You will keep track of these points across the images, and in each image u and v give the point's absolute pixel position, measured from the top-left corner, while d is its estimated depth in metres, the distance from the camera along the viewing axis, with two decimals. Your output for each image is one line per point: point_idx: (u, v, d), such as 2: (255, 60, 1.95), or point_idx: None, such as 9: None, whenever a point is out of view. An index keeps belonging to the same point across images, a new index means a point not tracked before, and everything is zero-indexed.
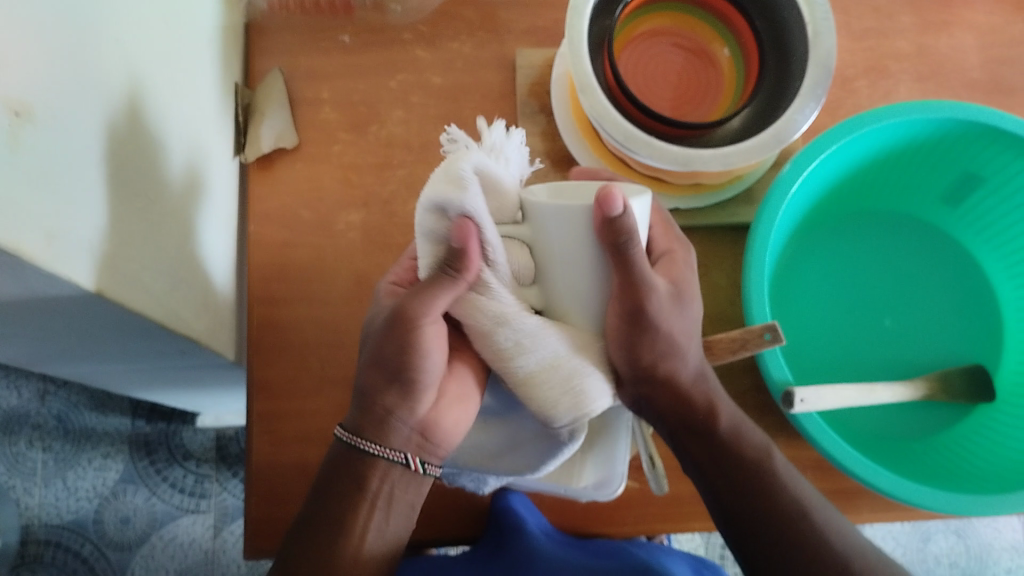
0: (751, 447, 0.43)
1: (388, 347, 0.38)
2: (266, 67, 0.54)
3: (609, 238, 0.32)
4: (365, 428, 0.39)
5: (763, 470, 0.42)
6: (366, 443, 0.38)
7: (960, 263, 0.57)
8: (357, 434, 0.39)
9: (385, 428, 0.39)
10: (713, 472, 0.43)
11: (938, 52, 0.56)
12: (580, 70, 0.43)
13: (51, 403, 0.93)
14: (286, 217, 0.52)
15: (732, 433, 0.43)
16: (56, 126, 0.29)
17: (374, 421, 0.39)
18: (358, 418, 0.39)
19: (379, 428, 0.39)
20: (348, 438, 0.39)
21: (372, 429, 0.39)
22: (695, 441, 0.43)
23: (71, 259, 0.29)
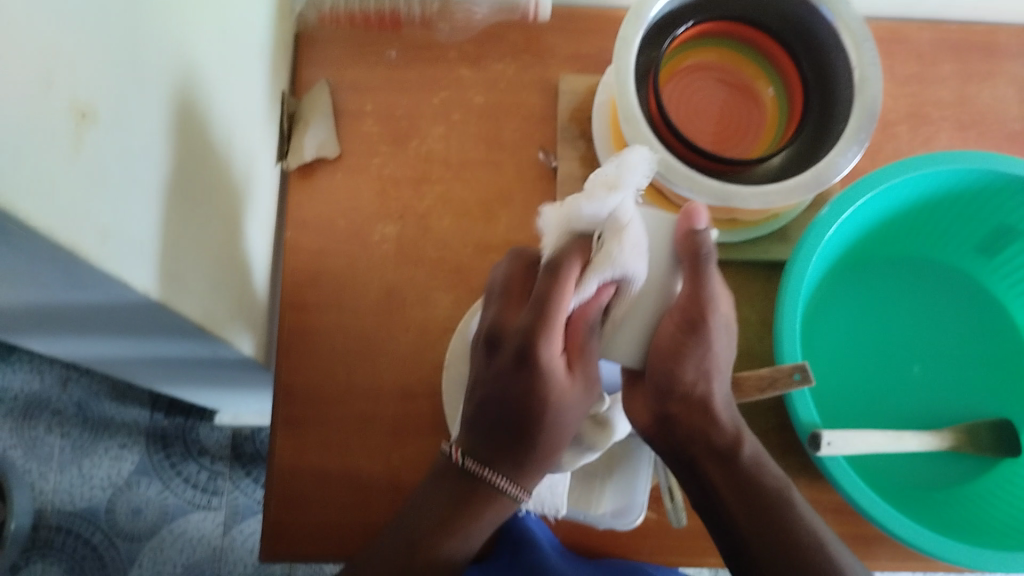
0: (772, 479, 0.43)
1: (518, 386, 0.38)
2: (313, 77, 0.55)
3: (687, 250, 0.40)
4: (490, 463, 0.41)
5: (780, 511, 0.41)
6: (494, 476, 0.41)
7: (992, 316, 0.57)
8: (481, 465, 0.41)
9: (514, 466, 0.41)
10: (738, 501, 0.42)
11: (980, 101, 0.56)
12: (625, 100, 0.43)
13: (72, 390, 0.94)
14: (322, 226, 0.52)
15: (753, 463, 0.43)
16: (117, 128, 0.30)
17: (499, 458, 0.40)
18: (482, 451, 0.41)
19: (501, 461, 0.40)
20: (471, 467, 0.41)
21: (500, 465, 0.41)
22: (716, 465, 0.43)
23: (121, 259, 0.30)
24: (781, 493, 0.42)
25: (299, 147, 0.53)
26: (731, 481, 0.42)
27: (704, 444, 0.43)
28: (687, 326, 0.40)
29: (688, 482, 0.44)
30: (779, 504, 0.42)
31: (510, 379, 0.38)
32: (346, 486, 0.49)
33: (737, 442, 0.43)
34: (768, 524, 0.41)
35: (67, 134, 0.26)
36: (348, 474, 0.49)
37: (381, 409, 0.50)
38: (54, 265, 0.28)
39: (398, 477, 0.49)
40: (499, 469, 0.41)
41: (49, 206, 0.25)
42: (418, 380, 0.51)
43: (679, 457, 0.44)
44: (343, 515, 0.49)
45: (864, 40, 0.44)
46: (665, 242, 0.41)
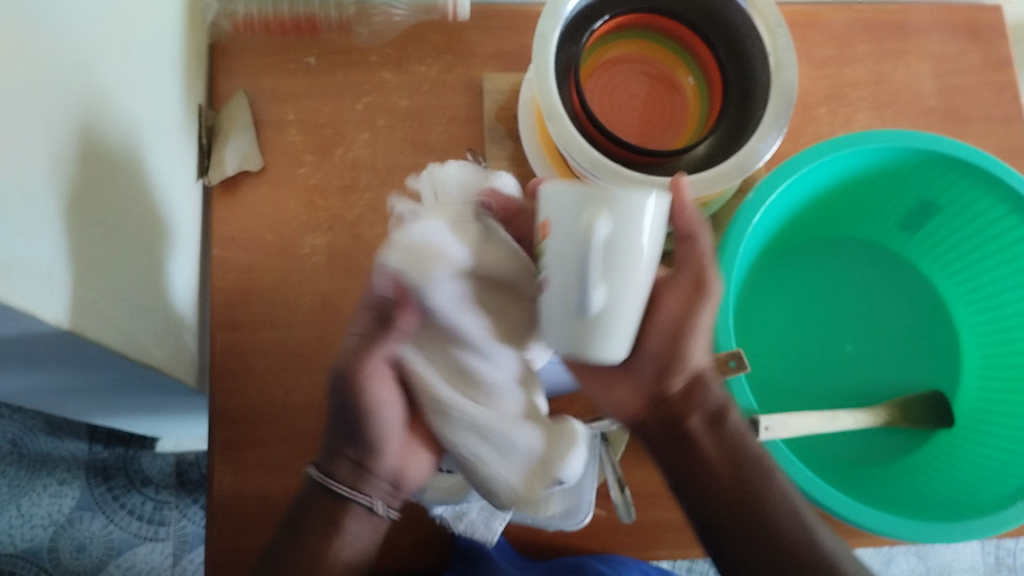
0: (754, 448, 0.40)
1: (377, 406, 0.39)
2: (231, 89, 0.53)
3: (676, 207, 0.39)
4: (347, 477, 0.40)
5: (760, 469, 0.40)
6: (339, 485, 0.39)
7: (918, 290, 0.58)
8: (342, 483, 0.39)
9: (365, 479, 0.40)
10: (724, 472, 0.39)
11: (896, 81, 0.58)
12: (546, 97, 0.43)
13: (6, 428, 0.91)
14: (248, 241, 0.51)
15: (741, 429, 0.40)
16: (13, 155, 0.28)
17: (356, 474, 0.40)
18: (339, 465, 0.40)
19: (347, 469, 0.40)
20: (328, 483, 0.40)
21: (352, 479, 0.39)
22: (703, 437, 0.40)
23: (26, 291, 0.29)
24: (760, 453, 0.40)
25: (220, 161, 0.52)
26: (720, 450, 0.40)
27: (701, 414, 0.40)
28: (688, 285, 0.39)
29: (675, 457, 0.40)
30: (757, 469, 0.40)
31: (356, 400, 0.38)
32: (290, 507, 0.48)
33: (724, 406, 0.40)
34: (749, 503, 0.39)
35: None
36: (292, 494, 0.48)
37: (321, 424, 0.49)
38: None
39: None
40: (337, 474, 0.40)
41: None
42: None
43: (668, 429, 0.40)
44: None
45: (778, 26, 0.45)
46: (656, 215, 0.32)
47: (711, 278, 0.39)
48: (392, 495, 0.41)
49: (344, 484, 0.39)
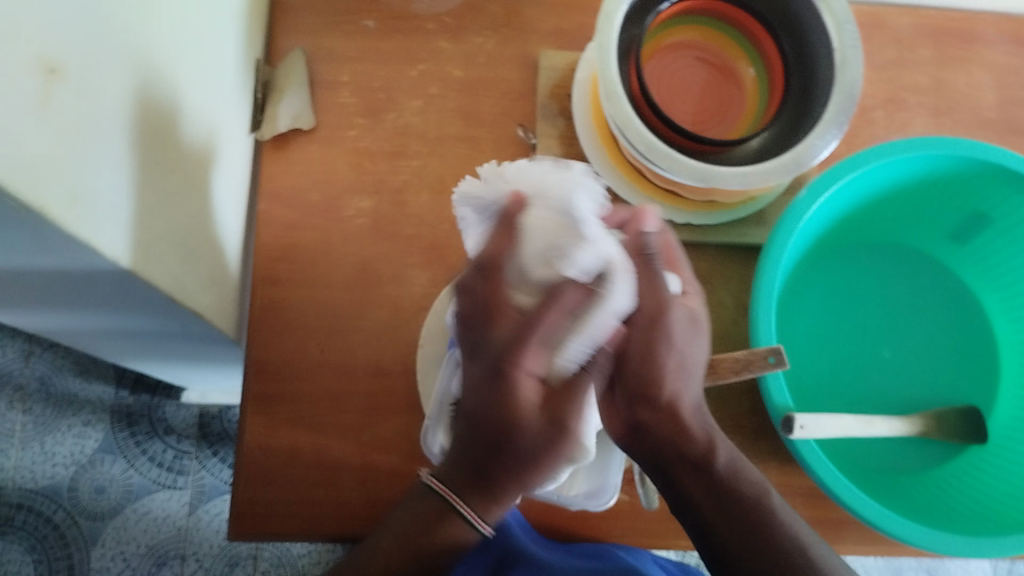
0: (747, 485, 0.39)
1: (528, 452, 0.36)
2: (287, 47, 0.53)
3: (639, 248, 0.38)
4: (480, 509, 0.39)
5: (756, 505, 0.39)
6: (481, 523, 0.39)
7: (962, 301, 0.58)
8: (470, 509, 0.39)
9: (496, 510, 0.39)
10: (709, 507, 0.39)
11: (956, 89, 0.57)
12: (606, 75, 0.43)
13: (35, 366, 0.93)
14: (295, 198, 0.51)
15: (728, 469, 0.39)
16: (84, 88, 0.29)
17: (489, 505, 0.38)
18: (467, 491, 0.38)
19: (485, 503, 0.38)
20: (449, 498, 0.39)
21: (485, 509, 0.39)
22: (689, 476, 0.39)
23: (91, 224, 0.29)
24: (756, 490, 0.39)
25: (273, 116, 0.52)
26: (706, 494, 0.39)
27: (677, 454, 0.39)
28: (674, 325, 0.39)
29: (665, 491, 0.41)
30: (747, 504, 0.39)
31: (535, 441, 0.36)
32: (316, 467, 0.48)
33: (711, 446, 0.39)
34: (745, 531, 0.38)
35: (35, 89, 0.25)
36: (320, 450, 0.48)
37: (354, 385, 0.49)
38: (20, 228, 0.27)
39: (368, 458, 0.49)
40: (471, 500, 0.38)
41: (11, 158, 0.24)
42: (391, 356, 0.50)
43: (658, 467, 0.40)
44: (312, 493, 0.48)
45: (845, 23, 0.44)
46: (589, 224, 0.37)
47: (672, 308, 0.37)
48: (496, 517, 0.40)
49: (473, 510, 0.39)
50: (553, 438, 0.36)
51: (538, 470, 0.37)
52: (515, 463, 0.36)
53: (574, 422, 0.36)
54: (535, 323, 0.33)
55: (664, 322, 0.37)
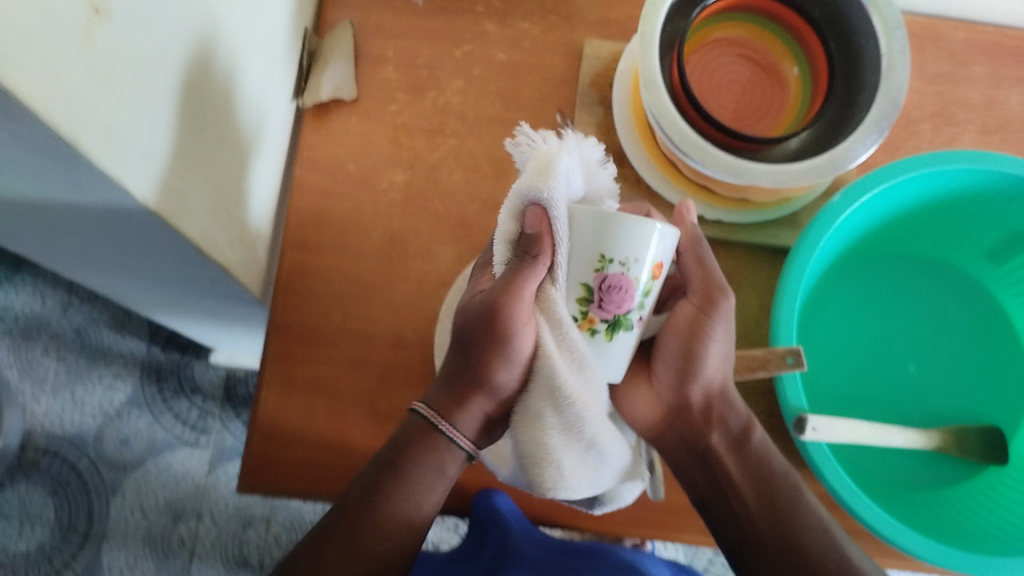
0: (778, 467, 0.43)
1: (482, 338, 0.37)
2: (337, 18, 0.54)
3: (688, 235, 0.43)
4: (444, 413, 0.40)
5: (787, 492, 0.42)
6: (445, 423, 0.39)
7: (994, 323, 0.57)
8: (436, 414, 0.40)
9: (465, 417, 0.39)
10: (745, 487, 0.43)
11: (1006, 108, 0.56)
12: (647, 65, 0.43)
13: (72, 316, 0.95)
14: (331, 167, 0.52)
15: (763, 448, 0.44)
16: (130, 31, 0.29)
17: (454, 408, 0.39)
18: (441, 396, 0.40)
19: (448, 404, 0.39)
20: (426, 413, 0.40)
21: (451, 414, 0.39)
22: (731, 457, 0.43)
23: (123, 163, 0.30)
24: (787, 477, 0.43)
25: (317, 86, 0.53)
26: (741, 467, 0.43)
27: (722, 431, 0.43)
28: (705, 305, 0.41)
29: (698, 471, 0.44)
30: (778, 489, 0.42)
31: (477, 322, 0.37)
32: (330, 431, 0.49)
33: (747, 429, 0.43)
34: (779, 512, 0.42)
35: (80, 25, 0.26)
36: (334, 415, 0.49)
37: (373, 355, 0.50)
38: (55, 158, 0.28)
39: (382, 426, 0.49)
40: (436, 401, 0.40)
41: (50, 87, 0.24)
42: (412, 330, 0.51)
43: (688, 443, 0.44)
44: (323, 456, 0.48)
45: (895, 28, 0.44)
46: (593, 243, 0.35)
47: (721, 291, 0.42)
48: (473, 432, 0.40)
49: (443, 418, 0.39)
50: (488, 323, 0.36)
51: (485, 357, 0.37)
52: (469, 352, 0.38)
53: (509, 312, 0.35)
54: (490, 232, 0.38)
55: (713, 304, 0.41)
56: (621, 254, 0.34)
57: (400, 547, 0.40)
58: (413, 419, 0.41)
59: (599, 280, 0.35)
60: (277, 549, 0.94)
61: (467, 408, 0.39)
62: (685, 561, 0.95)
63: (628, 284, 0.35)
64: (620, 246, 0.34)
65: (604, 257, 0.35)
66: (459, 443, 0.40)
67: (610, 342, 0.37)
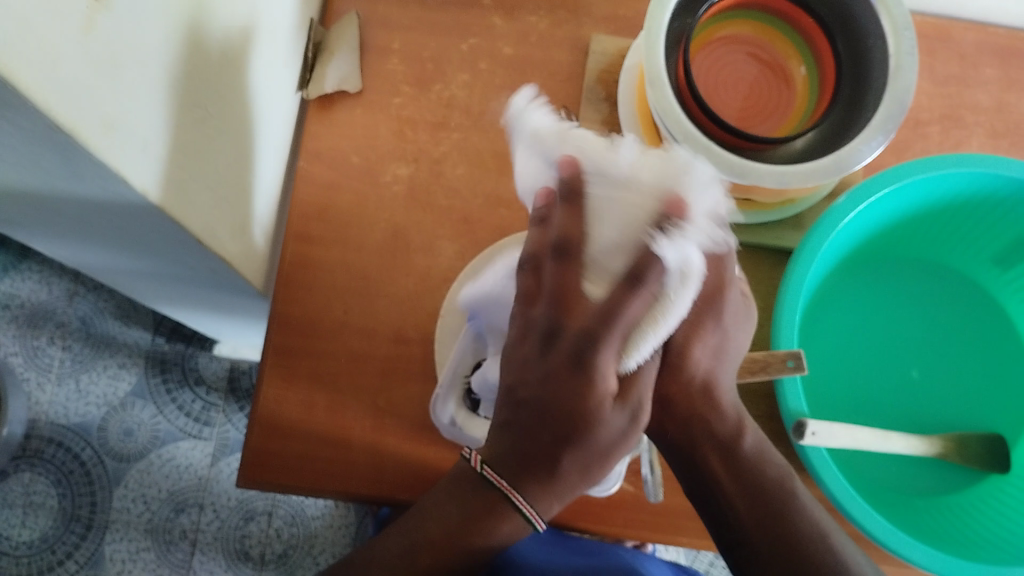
0: (772, 471, 0.41)
1: (570, 414, 0.34)
2: (343, 10, 0.54)
3: None
4: (528, 496, 0.36)
5: (781, 496, 0.40)
6: (524, 504, 0.36)
7: (999, 329, 0.56)
8: (517, 496, 0.36)
9: (545, 497, 0.36)
10: (736, 493, 0.40)
11: (1017, 112, 0.55)
12: (653, 61, 0.43)
13: (79, 305, 0.95)
14: (335, 159, 0.52)
15: (757, 453, 0.41)
16: (132, 21, 0.29)
17: (533, 489, 0.36)
18: (512, 473, 0.36)
19: (540, 493, 0.36)
20: (493, 482, 0.37)
21: (530, 494, 0.36)
22: (721, 461, 0.40)
23: (122, 153, 0.30)
24: (783, 480, 0.41)
25: (322, 77, 0.53)
26: (731, 473, 0.40)
27: (709, 436, 0.40)
28: None
29: (687, 476, 0.41)
30: (771, 493, 0.40)
31: (568, 398, 0.34)
32: (328, 426, 0.49)
33: (740, 430, 0.41)
34: (770, 515, 0.40)
35: (81, 14, 0.26)
36: (333, 410, 0.49)
37: (373, 349, 0.50)
38: (54, 148, 0.28)
39: (381, 421, 0.49)
40: (531, 494, 0.36)
41: (49, 78, 0.24)
42: (413, 324, 0.50)
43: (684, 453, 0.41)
44: (322, 450, 0.48)
45: (904, 29, 0.43)
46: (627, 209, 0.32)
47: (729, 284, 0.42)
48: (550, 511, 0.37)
49: (523, 499, 0.36)
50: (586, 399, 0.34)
51: (572, 437, 0.35)
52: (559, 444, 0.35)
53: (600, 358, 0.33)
54: (617, 314, 0.32)
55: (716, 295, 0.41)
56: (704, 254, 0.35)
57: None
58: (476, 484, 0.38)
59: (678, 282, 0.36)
60: (278, 542, 0.93)
61: (551, 492, 0.36)
62: (686, 561, 0.95)
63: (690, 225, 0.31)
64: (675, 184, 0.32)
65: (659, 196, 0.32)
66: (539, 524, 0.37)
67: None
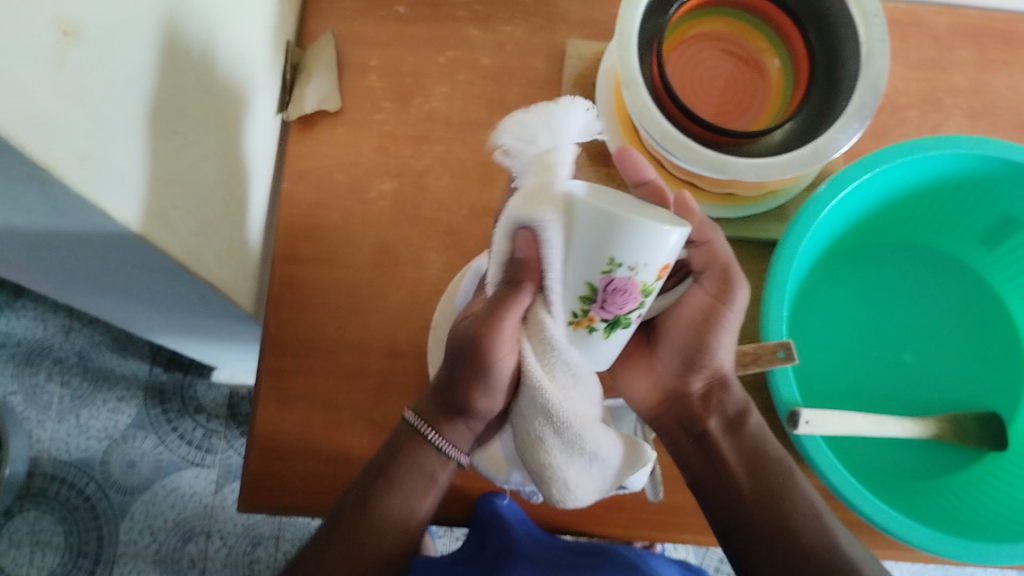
0: (772, 453, 0.43)
1: (463, 360, 0.38)
2: (319, 30, 0.54)
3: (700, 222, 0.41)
4: (433, 422, 0.41)
5: (781, 478, 0.43)
6: (431, 433, 0.41)
7: (989, 308, 0.56)
8: (422, 423, 0.41)
9: (450, 426, 0.41)
10: (738, 470, 0.43)
11: (995, 92, 0.55)
12: (626, 64, 0.43)
13: (75, 340, 0.95)
14: (319, 179, 0.52)
15: (759, 434, 0.44)
16: (102, 54, 0.30)
17: (442, 419, 0.41)
18: (432, 407, 0.41)
19: (443, 415, 0.41)
20: (414, 423, 0.42)
21: (437, 423, 0.41)
22: (727, 440, 0.44)
23: (100, 185, 0.30)
24: (783, 464, 0.43)
25: (301, 99, 0.53)
26: (735, 449, 0.43)
27: (718, 414, 0.44)
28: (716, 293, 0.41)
29: (696, 456, 0.45)
30: (772, 475, 0.43)
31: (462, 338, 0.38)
32: (327, 444, 0.49)
33: (744, 412, 0.44)
34: (769, 492, 0.42)
35: (49, 50, 0.26)
36: (331, 428, 0.49)
37: (367, 364, 0.50)
38: (32, 184, 0.28)
39: (379, 435, 0.49)
40: (433, 420, 0.41)
41: (23, 114, 0.25)
42: (406, 338, 0.51)
43: (686, 426, 0.45)
44: (321, 468, 0.48)
45: (874, 16, 0.44)
46: (597, 240, 0.29)
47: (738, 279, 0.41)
48: (462, 443, 0.41)
49: (428, 426, 0.41)
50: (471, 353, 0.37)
51: (470, 381, 0.38)
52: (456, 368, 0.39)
53: (494, 343, 0.35)
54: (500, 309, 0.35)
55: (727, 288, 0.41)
56: (631, 259, 0.30)
57: (396, 549, 0.41)
58: (405, 427, 0.42)
59: (604, 283, 0.31)
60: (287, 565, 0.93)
61: (455, 422, 0.41)
62: (696, 560, 0.95)
63: (634, 287, 0.31)
64: (626, 249, 0.29)
65: (612, 261, 0.30)
66: (445, 452, 0.41)
67: (607, 338, 0.34)
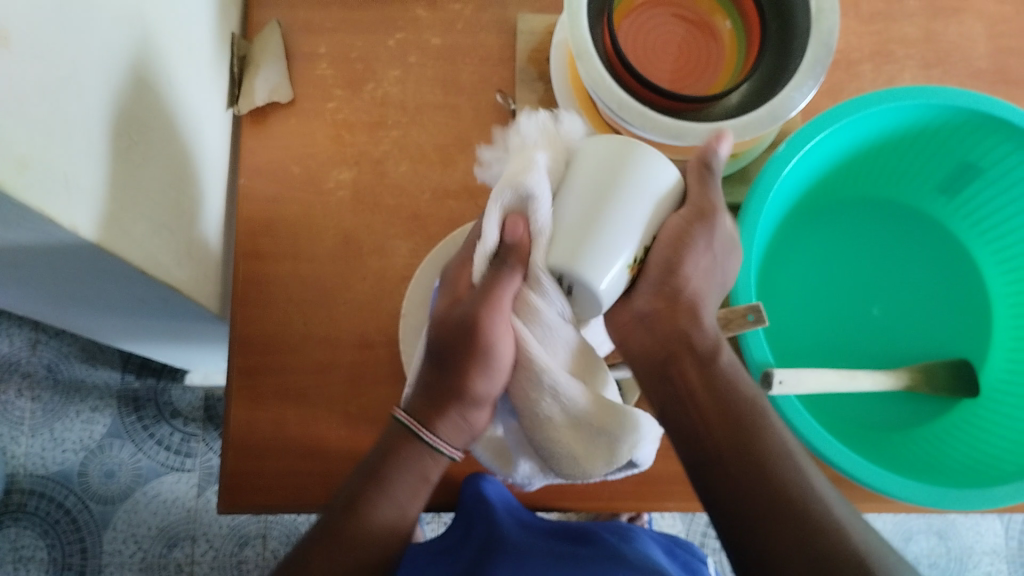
0: (742, 396, 0.39)
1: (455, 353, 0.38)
2: (264, 20, 0.53)
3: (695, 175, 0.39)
4: (427, 423, 0.40)
5: (747, 423, 0.38)
6: (426, 433, 0.40)
7: (952, 258, 0.57)
8: (414, 419, 0.40)
9: (445, 427, 0.40)
10: (700, 414, 0.39)
11: (946, 41, 0.56)
12: (578, 35, 0.42)
13: (42, 352, 0.94)
14: (275, 172, 0.51)
15: (726, 371, 0.39)
16: (35, 57, 0.29)
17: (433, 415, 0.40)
18: (416, 403, 0.40)
19: (428, 412, 0.40)
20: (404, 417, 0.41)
21: (429, 421, 0.40)
22: (680, 380, 0.39)
23: (42, 192, 0.29)
24: (750, 405, 0.38)
25: (251, 91, 0.52)
26: (689, 389, 0.39)
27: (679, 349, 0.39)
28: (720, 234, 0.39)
29: (660, 390, 0.40)
30: (736, 419, 0.38)
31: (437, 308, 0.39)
32: (302, 439, 0.48)
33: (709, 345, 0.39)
34: (737, 439, 0.38)
35: None
36: (305, 422, 0.49)
37: (337, 356, 0.50)
38: None
39: (355, 428, 0.49)
40: (420, 414, 0.40)
41: None
42: (375, 328, 0.50)
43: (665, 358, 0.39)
44: (298, 463, 0.48)
45: None
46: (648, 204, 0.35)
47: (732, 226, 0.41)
48: (456, 439, 0.40)
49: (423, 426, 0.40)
50: (462, 334, 0.37)
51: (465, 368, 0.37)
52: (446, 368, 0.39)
53: (492, 321, 0.36)
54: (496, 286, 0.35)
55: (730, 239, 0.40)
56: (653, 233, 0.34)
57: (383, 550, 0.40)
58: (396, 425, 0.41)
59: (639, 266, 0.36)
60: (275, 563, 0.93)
61: (449, 419, 0.39)
62: (682, 529, 0.96)
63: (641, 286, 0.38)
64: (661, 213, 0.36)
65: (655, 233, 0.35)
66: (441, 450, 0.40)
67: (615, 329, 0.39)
